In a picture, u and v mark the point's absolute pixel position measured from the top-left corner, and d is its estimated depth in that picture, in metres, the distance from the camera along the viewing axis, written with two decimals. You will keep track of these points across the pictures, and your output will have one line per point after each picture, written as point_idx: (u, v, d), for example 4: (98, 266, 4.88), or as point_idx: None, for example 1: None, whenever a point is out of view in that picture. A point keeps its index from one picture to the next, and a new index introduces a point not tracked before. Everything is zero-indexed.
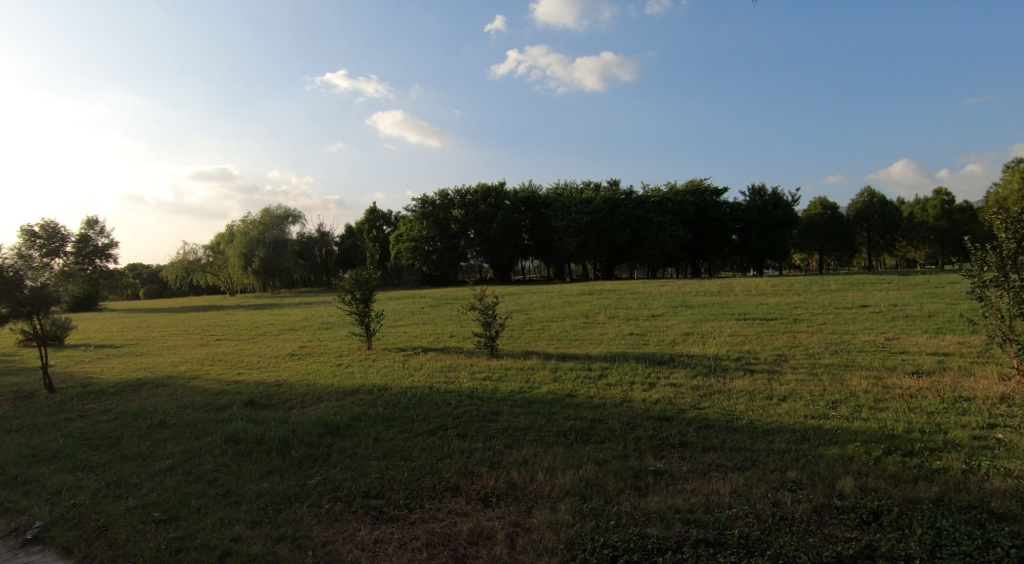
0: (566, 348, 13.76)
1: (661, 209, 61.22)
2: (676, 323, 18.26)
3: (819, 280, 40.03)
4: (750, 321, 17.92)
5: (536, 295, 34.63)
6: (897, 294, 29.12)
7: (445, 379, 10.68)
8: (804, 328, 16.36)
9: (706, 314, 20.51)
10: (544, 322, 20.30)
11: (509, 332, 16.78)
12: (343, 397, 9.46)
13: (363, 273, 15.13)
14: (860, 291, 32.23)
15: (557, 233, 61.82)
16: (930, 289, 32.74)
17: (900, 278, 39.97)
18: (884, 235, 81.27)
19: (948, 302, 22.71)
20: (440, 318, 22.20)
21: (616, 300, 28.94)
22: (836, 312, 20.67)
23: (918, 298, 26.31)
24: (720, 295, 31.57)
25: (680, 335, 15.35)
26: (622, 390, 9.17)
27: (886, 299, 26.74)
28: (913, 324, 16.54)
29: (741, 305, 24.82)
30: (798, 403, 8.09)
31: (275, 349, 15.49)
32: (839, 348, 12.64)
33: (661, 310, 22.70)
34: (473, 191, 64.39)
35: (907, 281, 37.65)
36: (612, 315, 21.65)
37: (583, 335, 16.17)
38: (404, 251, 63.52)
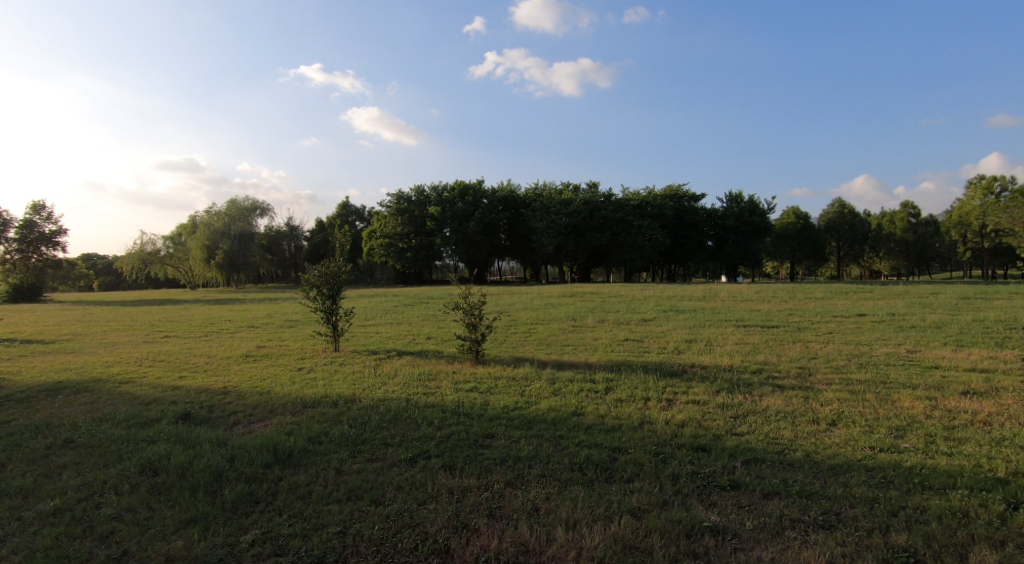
0: (560, 354, 12.28)
1: (639, 213, 60.31)
2: (673, 328, 16.93)
3: (801, 287, 39.44)
4: (751, 329, 16.72)
5: (515, 296, 33.11)
6: (884, 304, 28.53)
7: (425, 390, 9.09)
8: (812, 337, 15.19)
9: (700, 320, 19.28)
10: (529, 325, 18.83)
11: (494, 335, 15.24)
12: (301, 412, 7.78)
13: (331, 266, 13.36)
14: (845, 300, 31.57)
15: (535, 233, 60.44)
16: (913, 299, 32.29)
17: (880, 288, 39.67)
18: (852, 246, 82.69)
19: (942, 313, 22.03)
20: (416, 318, 20.55)
21: (600, 303, 27.63)
22: (834, 321, 19.69)
23: (907, 308, 25.63)
24: (706, 300, 30.53)
25: (683, 342, 13.98)
26: (640, 407, 7.70)
27: (875, 308, 26.03)
28: (923, 336, 15.52)
29: (734, 311, 23.66)
30: (853, 430, 6.74)
31: (228, 350, 13.65)
32: (861, 361, 11.42)
33: (651, 315, 21.41)
34: (450, 187, 62.62)
35: (889, 291, 37.30)
36: (601, 319, 20.28)
37: (576, 340, 14.72)
38: (378, 248, 61.58)
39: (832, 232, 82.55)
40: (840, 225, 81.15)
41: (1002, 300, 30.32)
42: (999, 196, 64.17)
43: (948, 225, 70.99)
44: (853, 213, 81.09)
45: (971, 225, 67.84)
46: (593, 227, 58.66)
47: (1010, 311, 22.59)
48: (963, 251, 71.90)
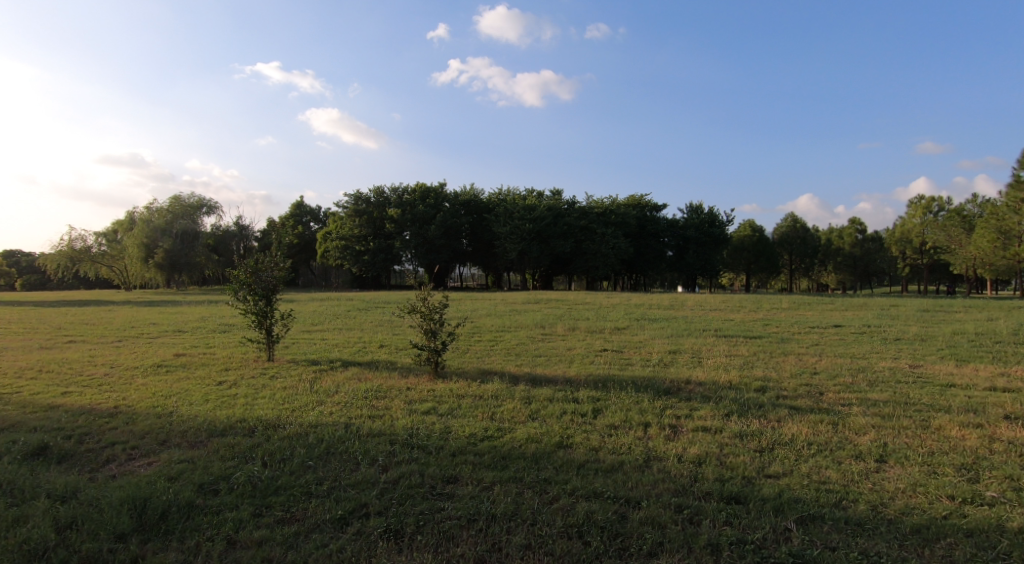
0: (531, 368, 10.72)
1: (603, 221, 59.51)
2: (651, 338, 15.55)
3: (764, 297, 39.05)
4: (733, 339, 15.46)
5: (476, 302, 31.50)
6: (852, 315, 28.08)
7: (371, 411, 7.34)
8: (800, 348, 14.01)
9: (677, 330, 18.02)
10: (494, 332, 17.21)
11: (456, 344, 13.60)
12: (202, 445, 5.97)
13: (264, 262, 11.49)
14: (811, 310, 31.07)
15: (497, 239, 58.83)
16: (876, 310, 32.10)
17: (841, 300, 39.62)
18: (803, 259, 83.68)
19: (916, 324, 21.48)
20: (370, 323, 18.71)
21: (567, 310, 26.24)
22: (814, 332, 18.74)
23: (874, 319, 25.14)
24: (675, 308, 29.50)
25: (669, 354, 12.55)
26: (639, 438, 6.17)
27: (842, 319, 25.48)
28: (913, 347, 14.53)
29: (707, 320, 22.54)
30: (913, 469, 5.33)
31: (140, 360, 11.61)
32: (869, 376, 10.16)
33: (623, 323, 20.07)
34: (410, 190, 60.62)
35: (850, 301, 37.41)
36: (572, 327, 18.83)
37: (548, 350, 13.19)
38: (333, 250, 58.96)
39: (785, 245, 83.12)
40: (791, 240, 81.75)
41: (962, 312, 30.44)
42: (939, 215, 67.39)
43: (889, 241, 74.33)
44: (805, 227, 81.97)
45: (911, 242, 71.54)
46: (556, 234, 57.45)
47: (979, 322, 22.22)
48: (902, 267, 75.60)
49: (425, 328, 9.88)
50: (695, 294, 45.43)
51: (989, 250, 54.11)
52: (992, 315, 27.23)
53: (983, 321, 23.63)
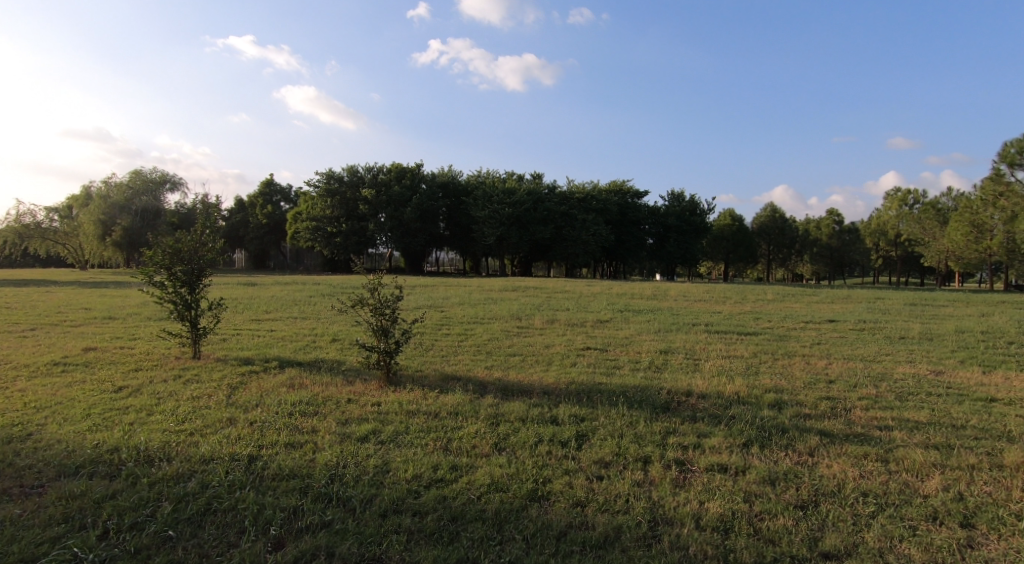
0: (505, 372, 9.13)
1: (583, 207, 58.03)
2: (639, 335, 14.06)
3: (747, 288, 37.94)
4: (727, 337, 14.04)
5: (449, 289, 29.81)
6: (838, 308, 27.03)
7: (292, 437, 5.70)
8: (801, 348, 12.64)
9: (664, 324, 16.59)
10: (464, 325, 15.58)
11: (419, 341, 11.96)
12: (35, 496, 4.30)
13: (187, 242, 9.73)
14: (798, 303, 29.92)
15: (475, 223, 56.94)
16: (860, 303, 31.10)
17: (824, 291, 38.68)
18: (781, 249, 83.23)
19: (911, 320, 20.36)
20: (329, 312, 17.00)
21: (544, 299, 24.71)
22: (807, 327, 17.48)
23: (863, 313, 24.05)
24: (657, 299, 28.14)
25: (661, 355, 11.05)
26: (639, 485, 4.62)
27: (830, 312, 24.33)
28: (921, 347, 13.25)
29: (692, 313, 21.21)
30: (1018, 548, 3.89)
31: (39, 355, 9.83)
32: (892, 385, 8.78)
33: (605, 316, 18.59)
34: (386, 170, 58.40)
35: (830, 292, 36.74)
36: (550, 319, 17.31)
37: (523, 349, 11.63)
38: (303, 231, 56.63)
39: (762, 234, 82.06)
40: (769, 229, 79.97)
41: (946, 306, 29.77)
42: (913, 208, 67.68)
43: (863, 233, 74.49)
44: (784, 217, 81.30)
45: (885, 233, 71.73)
46: (536, 219, 55.83)
47: (974, 319, 21.15)
48: (876, 259, 76.08)
49: (374, 325, 8.18)
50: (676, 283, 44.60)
51: (963, 243, 54.63)
52: (977, 310, 26.55)
53: (972, 317, 22.81)
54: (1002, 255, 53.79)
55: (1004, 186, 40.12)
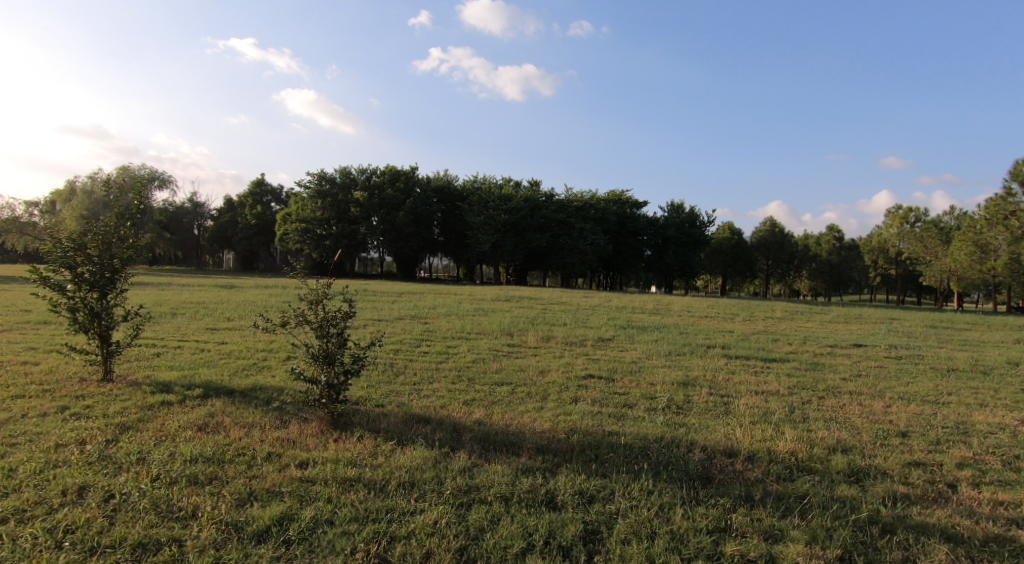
0: (489, 412, 7.20)
1: (582, 215, 56.32)
2: (649, 359, 12.16)
3: (750, 304, 36.17)
4: (750, 365, 12.15)
5: (438, 298, 27.85)
6: (852, 329, 25.25)
7: (157, 535, 3.76)
8: (840, 382, 10.76)
9: (674, 345, 14.74)
10: (448, 342, 13.65)
11: (389, 366, 10.00)
12: None
13: (95, 236, 7.78)
14: (806, 322, 28.19)
15: (470, 229, 55.09)
16: (869, 323, 29.39)
17: (830, 308, 36.95)
18: (779, 264, 81.37)
19: (937, 347, 18.60)
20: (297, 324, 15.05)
21: (539, 312, 22.82)
22: (832, 352, 15.64)
23: (878, 335, 22.32)
24: (659, 314, 26.28)
25: (681, 389, 9.15)
26: None
27: (842, 334, 22.60)
28: (970, 383, 11.42)
29: (700, 332, 19.38)
30: None
31: None
32: (981, 443, 6.90)
33: (607, 334, 16.65)
34: (380, 172, 56.60)
35: (836, 310, 35.18)
36: (547, 336, 15.40)
37: (514, 376, 9.72)
38: (292, 233, 54.61)
39: (762, 249, 80.34)
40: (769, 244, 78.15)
41: (962, 329, 28.10)
42: (914, 226, 66.50)
43: (864, 250, 73.05)
44: (784, 232, 79.49)
45: (886, 251, 70.38)
46: (532, 227, 54.03)
47: (1000, 347, 19.42)
48: (876, 277, 74.74)
49: (314, 350, 6.26)
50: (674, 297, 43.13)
51: (966, 264, 53.45)
52: (997, 335, 24.91)
53: (999, 344, 21.05)
54: (1004, 277, 53.02)
55: (1014, 206, 38.87)
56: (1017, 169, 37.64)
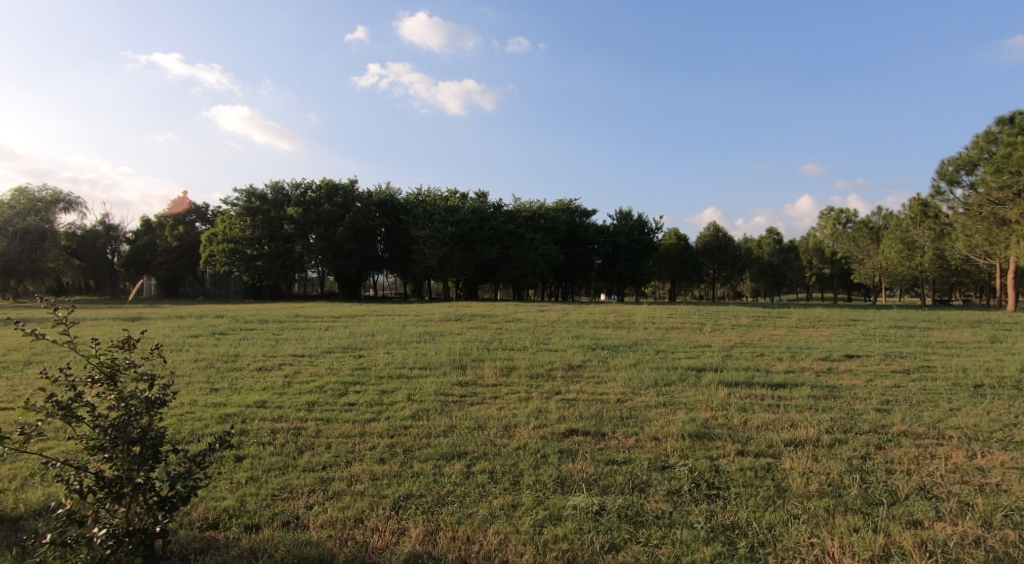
0: (434, 528, 4.61)
1: (531, 226, 54.30)
2: (636, 399, 9.72)
3: (705, 310, 34.73)
4: (759, 397, 9.87)
5: (379, 322, 24.87)
6: (819, 334, 23.82)
7: None
8: (881, 415, 8.51)
9: (658, 373, 12.40)
10: (384, 386, 10.87)
11: (294, 442, 7.22)
12: None
13: None
14: (769, 328, 26.67)
15: (415, 244, 52.00)
16: (828, 326, 28.23)
17: (785, 311, 35.93)
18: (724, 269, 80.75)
19: (921, 352, 17.02)
20: (193, 374, 12.02)
21: (492, 333, 20.32)
22: (832, 368, 13.60)
23: (848, 340, 20.77)
24: (623, 329, 24.08)
25: (699, 450, 6.72)
26: None
27: (811, 341, 20.95)
28: (1017, 405, 9.40)
29: (675, 350, 17.23)
30: None
31: None
32: None
33: (575, 360, 14.19)
34: (316, 187, 52.92)
35: (795, 313, 34.01)
36: (508, 370, 12.80)
37: (469, 443, 7.09)
38: (219, 254, 50.37)
39: (705, 253, 79.79)
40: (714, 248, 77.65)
41: (929, 328, 27.04)
42: (846, 226, 67.76)
43: (802, 250, 73.97)
44: (726, 235, 79.24)
45: (821, 252, 71.47)
46: (480, 239, 51.42)
47: (977, 349, 18.11)
48: (813, 276, 75.68)
49: (84, 477, 3.89)
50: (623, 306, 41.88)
51: (895, 261, 55.96)
52: (967, 333, 23.82)
53: (974, 344, 19.80)
54: (935, 271, 54.38)
55: (947, 203, 39.28)
56: (944, 168, 38.00)
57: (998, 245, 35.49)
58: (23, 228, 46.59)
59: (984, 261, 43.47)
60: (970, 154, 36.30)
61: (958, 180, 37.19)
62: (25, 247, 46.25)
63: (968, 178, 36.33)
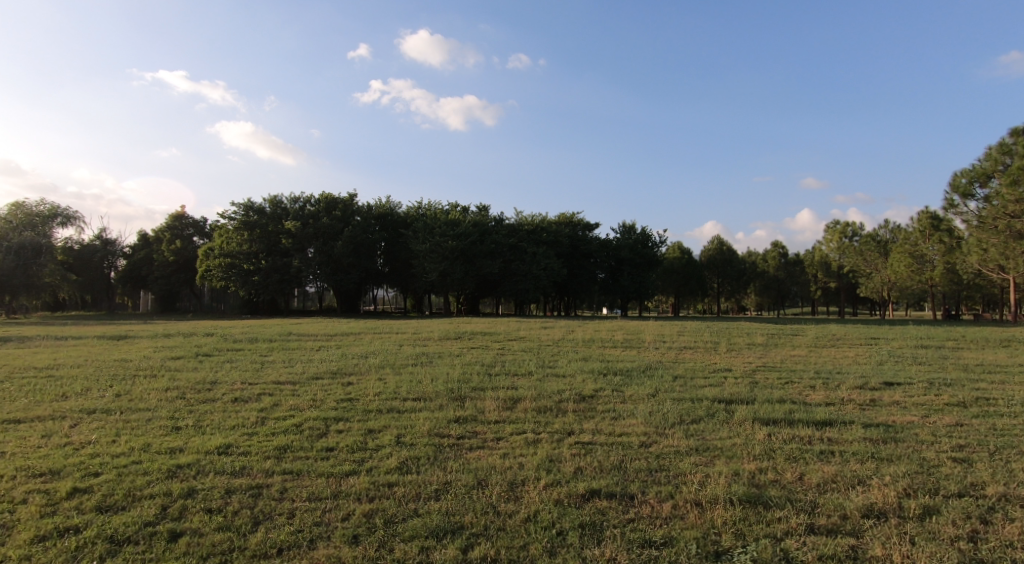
0: None
1: (534, 239, 53.11)
2: (664, 443, 8.33)
3: (715, 327, 33.29)
4: (806, 441, 8.49)
5: (375, 341, 23.43)
6: (838, 354, 22.41)
7: None
8: (964, 469, 7.11)
9: (681, 407, 10.98)
10: (371, 425, 9.48)
11: (252, 509, 5.85)
12: None
13: None
14: (783, 347, 25.25)
15: (415, 258, 50.71)
16: (845, 345, 26.79)
17: (797, 327, 34.44)
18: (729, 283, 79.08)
19: (958, 377, 15.59)
20: (159, 409, 10.63)
21: (494, 355, 18.93)
22: (875, 399, 12.13)
23: (872, 363, 19.35)
24: (633, 349, 22.60)
25: (758, 528, 5.36)
26: None
27: (830, 362, 19.57)
28: None
29: (694, 375, 15.77)
30: None
31: None
32: None
33: (586, 389, 12.76)
34: (316, 200, 51.84)
35: (809, 331, 32.54)
36: (512, 402, 11.38)
37: (468, 512, 5.71)
38: (215, 269, 49.13)
39: (710, 267, 78.18)
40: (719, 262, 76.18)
41: (956, 347, 25.50)
42: (853, 240, 66.39)
43: (809, 264, 72.55)
44: (730, 248, 77.72)
45: (828, 266, 70.14)
46: (482, 253, 50.11)
47: (1014, 372, 16.69)
48: (819, 291, 74.28)
49: None
50: (629, 321, 40.52)
51: (904, 275, 54.56)
52: (999, 354, 22.26)
53: (1010, 366, 18.33)
54: (945, 286, 52.89)
55: (960, 216, 37.91)
56: (956, 181, 36.66)
57: (1015, 259, 34.02)
58: (18, 244, 45.29)
59: (997, 276, 42.09)
60: (983, 166, 34.96)
61: (971, 194, 35.77)
62: (20, 262, 44.95)
63: (982, 191, 34.89)
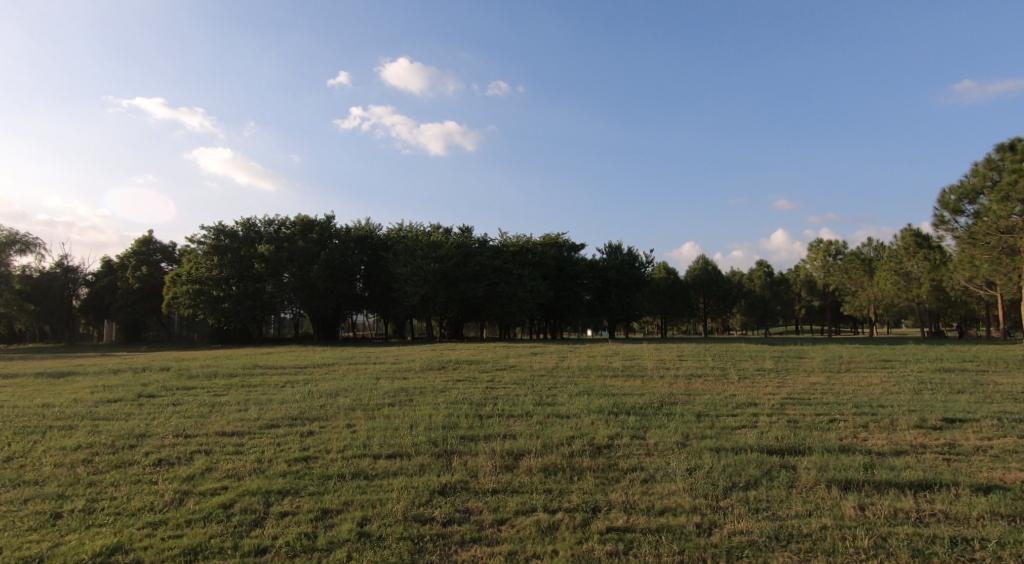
0: None
1: (518, 260, 50.99)
2: (731, 529, 6.08)
3: (712, 351, 31.19)
4: (916, 520, 6.28)
5: (348, 374, 20.91)
6: (853, 381, 20.33)
7: None
8: None
9: (726, 462, 8.67)
10: (328, 500, 7.07)
11: None
12: None
13: None
14: (790, 374, 23.09)
15: (396, 281, 48.24)
16: (851, 369, 24.82)
17: (796, 350, 32.42)
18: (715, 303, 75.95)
19: (1011, 410, 13.51)
20: (52, 481, 8.10)
21: (482, 390, 16.52)
22: (951, 444, 9.93)
23: (896, 392, 17.26)
24: (636, 379, 20.23)
25: None
26: None
27: (850, 392, 17.41)
28: None
29: (717, 412, 13.47)
30: None
31: None
32: None
33: (601, 436, 10.41)
34: (291, 223, 49.31)
35: (811, 353, 30.57)
36: (512, 458, 9.02)
37: None
38: (183, 296, 46.26)
39: (696, 287, 75.23)
40: (704, 282, 74.26)
41: (974, 371, 23.55)
42: (837, 259, 65.20)
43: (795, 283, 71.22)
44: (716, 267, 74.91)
45: (812, 285, 69.02)
46: (466, 275, 47.76)
47: None
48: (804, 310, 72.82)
49: None
50: (611, 345, 38.31)
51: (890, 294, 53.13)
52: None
53: None
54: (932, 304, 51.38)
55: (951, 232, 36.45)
56: (944, 197, 35.27)
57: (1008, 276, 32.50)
58: None
59: (987, 294, 40.80)
60: (971, 181, 33.57)
61: (960, 210, 34.36)
62: None
63: (971, 208, 33.46)
